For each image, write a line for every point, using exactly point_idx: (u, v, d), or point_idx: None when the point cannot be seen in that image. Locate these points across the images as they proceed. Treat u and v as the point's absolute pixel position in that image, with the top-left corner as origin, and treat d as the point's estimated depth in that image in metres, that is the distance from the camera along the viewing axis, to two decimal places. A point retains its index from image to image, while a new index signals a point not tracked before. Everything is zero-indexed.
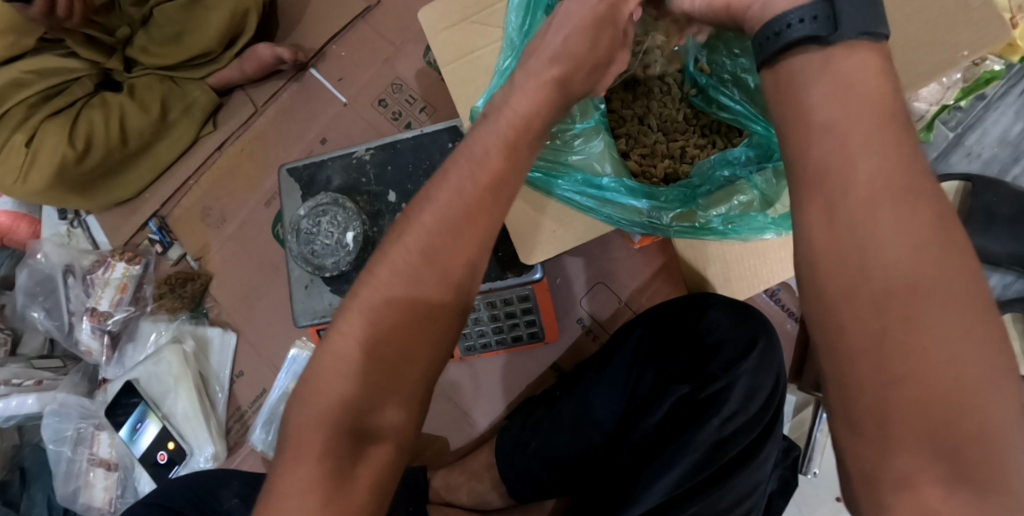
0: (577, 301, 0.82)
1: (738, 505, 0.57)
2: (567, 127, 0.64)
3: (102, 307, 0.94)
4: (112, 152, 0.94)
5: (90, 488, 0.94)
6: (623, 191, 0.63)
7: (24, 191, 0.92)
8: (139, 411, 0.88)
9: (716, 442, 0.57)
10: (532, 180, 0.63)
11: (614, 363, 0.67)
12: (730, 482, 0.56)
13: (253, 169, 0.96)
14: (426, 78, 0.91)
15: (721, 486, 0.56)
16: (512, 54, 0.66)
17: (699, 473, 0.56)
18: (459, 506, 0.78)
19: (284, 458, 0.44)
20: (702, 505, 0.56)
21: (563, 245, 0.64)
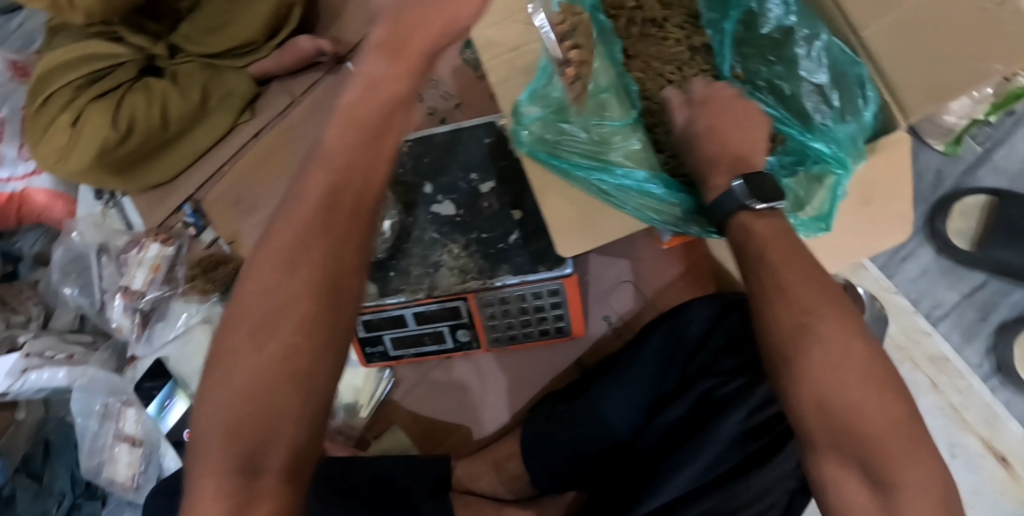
0: (603, 300, 0.83)
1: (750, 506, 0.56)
2: (606, 124, 0.67)
3: (134, 286, 0.97)
4: (151, 136, 0.95)
5: (114, 463, 0.96)
6: (659, 188, 0.65)
7: (66, 170, 0.94)
8: (167, 389, 0.91)
9: (738, 436, 0.57)
10: (570, 171, 0.64)
11: (640, 353, 0.67)
12: (748, 479, 0.56)
13: (285, 159, 0.98)
14: (461, 75, 0.92)
15: (742, 479, 0.57)
16: (554, 53, 0.68)
17: (722, 464, 0.58)
18: (480, 495, 0.79)
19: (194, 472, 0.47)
20: (722, 496, 0.57)
21: (597, 241, 0.66)
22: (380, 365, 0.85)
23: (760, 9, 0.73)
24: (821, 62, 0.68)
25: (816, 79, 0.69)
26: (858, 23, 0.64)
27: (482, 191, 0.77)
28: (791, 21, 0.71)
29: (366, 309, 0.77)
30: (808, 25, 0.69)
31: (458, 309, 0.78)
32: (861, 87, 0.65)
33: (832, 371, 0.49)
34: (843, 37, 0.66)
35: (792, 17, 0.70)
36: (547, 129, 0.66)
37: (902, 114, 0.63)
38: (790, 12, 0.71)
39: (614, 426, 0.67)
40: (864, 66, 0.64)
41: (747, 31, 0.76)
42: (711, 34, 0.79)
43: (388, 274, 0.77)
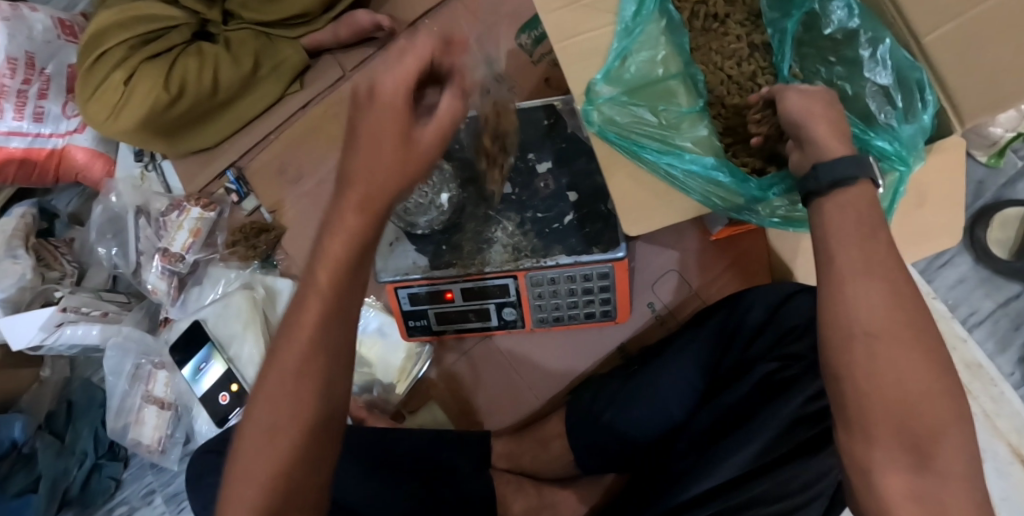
0: (648, 287, 0.84)
1: (801, 492, 0.56)
2: (673, 109, 0.69)
3: (174, 248, 0.96)
4: (201, 101, 0.95)
5: (141, 425, 0.96)
6: (727, 175, 0.66)
7: (113, 128, 0.94)
8: (204, 351, 0.90)
9: (794, 421, 0.58)
10: (639, 153, 0.66)
11: (696, 335, 0.70)
12: (802, 464, 0.56)
13: (334, 130, 0.97)
14: (515, 60, 0.93)
15: (792, 465, 0.57)
16: (625, 38, 0.69)
17: (775, 449, 0.58)
18: (521, 473, 0.80)
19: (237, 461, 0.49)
20: (772, 482, 0.57)
21: (660, 223, 0.67)
22: (420, 339, 0.85)
23: (821, 11, 0.75)
24: (885, 62, 0.69)
25: (878, 79, 0.70)
26: (918, 28, 0.65)
27: (539, 171, 0.79)
28: (854, 23, 0.72)
29: (415, 281, 0.78)
30: (871, 29, 0.71)
31: (507, 287, 0.79)
32: (921, 92, 0.67)
33: (905, 369, 0.48)
34: (903, 41, 0.67)
35: (855, 20, 0.72)
36: (616, 111, 0.68)
37: (957, 119, 0.65)
38: (853, 15, 0.72)
39: (663, 409, 0.69)
40: (923, 71, 0.66)
41: (807, 32, 0.78)
42: (772, 32, 0.79)
43: (441, 247, 0.78)
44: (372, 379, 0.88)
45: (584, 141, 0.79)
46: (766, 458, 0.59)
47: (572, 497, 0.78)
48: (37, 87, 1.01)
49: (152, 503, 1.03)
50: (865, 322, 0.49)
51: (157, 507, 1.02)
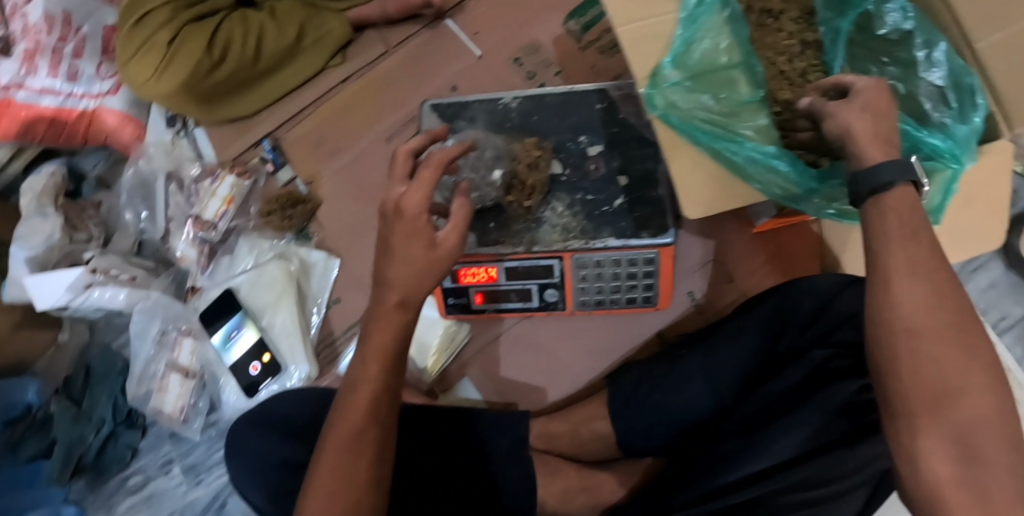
0: (689, 275, 0.84)
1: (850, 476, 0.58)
2: (734, 97, 0.69)
3: (206, 216, 0.95)
4: (243, 67, 0.95)
5: (164, 393, 0.94)
6: (786, 164, 0.66)
7: (153, 90, 0.93)
8: (236, 319, 0.90)
9: (854, 405, 0.59)
10: (701, 138, 0.67)
11: (748, 320, 0.70)
12: (852, 450, 0.58)
13: (375, 105, 0.96)
14: (563, 45, 0.93)
15: (841, 450, 0.59)
16: (689, 26, 0.69)
17: (829, 432, 0.60)
18: (559, 455, 0.80)
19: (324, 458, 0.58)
20: (822, 465, 0.59)
21: (716, 208, 0.68)
22: (457, 318, 0.85)
23: (877, 11, 0.73)
24: (941, 64, 0.68)
25: (934, 79, 0.69)
26: (972, 35, 0.66)
27: (590, 153, 0.79)
28: (909, 25, 0.71)
29: (461, 257, 0.77)
30: (925, 32, 0.70)
31: (552, 268, 0.79)
32: (972, 96, 0.66)
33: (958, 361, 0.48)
34: (955, 49, 0.68)
35: (909, 22, 0.71)
36: (680, 95, 0.68)
37: (1006, 125, 0.65)
38: (908, 17, 0.71)
39: (712, 393, 0.71)
40: (976, 76, 0.66)
41: (861, 32, 0.75)
42: (824, 31, 0.77)
43: (488, 224, 0.78)
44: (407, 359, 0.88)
45: (636, 127, 0.79)
46: (816, 443, 0.61)
47: (612, 480, 0.78)
48: (73, 46, 0.98)
49: (169, 473, 1.01)
50: (911, 319, 0.49)
51: (174, 478, 1.01)
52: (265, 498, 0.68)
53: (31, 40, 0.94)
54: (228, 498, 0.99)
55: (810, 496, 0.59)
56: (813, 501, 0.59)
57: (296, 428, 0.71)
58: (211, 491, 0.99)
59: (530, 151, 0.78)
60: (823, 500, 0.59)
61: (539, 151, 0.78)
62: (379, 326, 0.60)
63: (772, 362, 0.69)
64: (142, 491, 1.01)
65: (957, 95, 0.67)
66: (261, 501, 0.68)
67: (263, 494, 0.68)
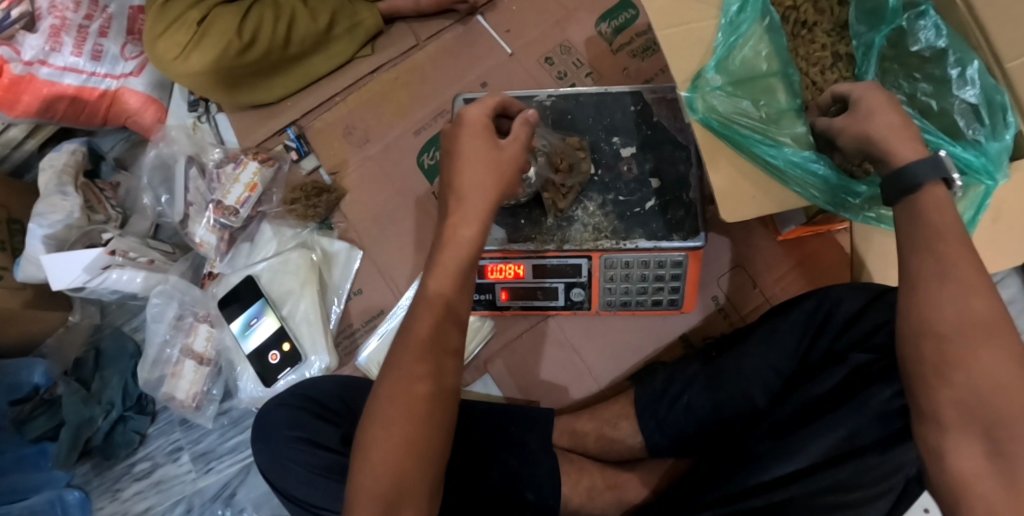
0: (714, 279, 0.85)
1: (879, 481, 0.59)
2: (773, 105, 0.70)
3: (228, 201, 0.94)
4: (272, 52, 0.95)
5: (177, 379, 0.93)
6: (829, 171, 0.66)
7: (180, 69, 0.93)
8: (256, 306, 0.90)
9: (891, 411, 0.60)
10: (740, 143, 0.67)
11: (788, 321, 0.71)
12: (890, 452, 0.59)
13: (405, 97, 0.96)
14: (595, 46, 0.93)
15: (873, 454, 0.60)
16: (731, 33, 0.69)
17: (861, 437, 0.61)
18: (581, 453, 0.82)
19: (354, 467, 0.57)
20: (856, 468, 0.61)
21: (758, 212, 0.68)
22: (482, 314, 0.85)
23: (910, 29, 0.72)
24: (974, 82, 0.67)
25: (967, 96, 0.68)
26: (1002, 55, 0.65)
27: (623, 155, 0.79)
28: (941, 44, 0.69)
29: (490, 252, 0.78)
30: (958, 50, 0.68)
31: (580, 267, 0.79)
32: (1003, 114, 0.65)
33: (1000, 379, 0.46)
34: (986, 67, 0.67)
35: (943, 40, 0.69)
36: (720, 100, 0.68)
37: None
38: (940, 35, 0.69)
39: (741, 397, 0.72)
40: (1006, 94, 0.65)
41: (894, 47, 0.74)
42: (856, 45, 0.75)
43: (519, 220, 0.78)
44: None
45: (670, 129, 0.80)
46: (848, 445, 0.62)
47: (636, 480, 0.80)
48: (98, 24, 0.98)
49: (178, 460, 1.00)
50: (946, 331, 0.48)
51: (183, 465, 0.99)
52: (291, 480, 0.67)
53: (58, 16, 0.95)
54: (237, 488, 0.97)
55: (843, 499, 0.60)
56: (843, 504, 0.60)
57: (326, 409, 0.72)
58: (221, 479, 0.98)
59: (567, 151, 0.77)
60: (854, 503, 0.60)
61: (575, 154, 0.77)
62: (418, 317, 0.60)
63: (806, 366, 0.70)
64: (149, 477, 1.00)
65: (987, 112, 0.66)
66: (286, 483, 0.68)
67: (288, 473, 0.68)
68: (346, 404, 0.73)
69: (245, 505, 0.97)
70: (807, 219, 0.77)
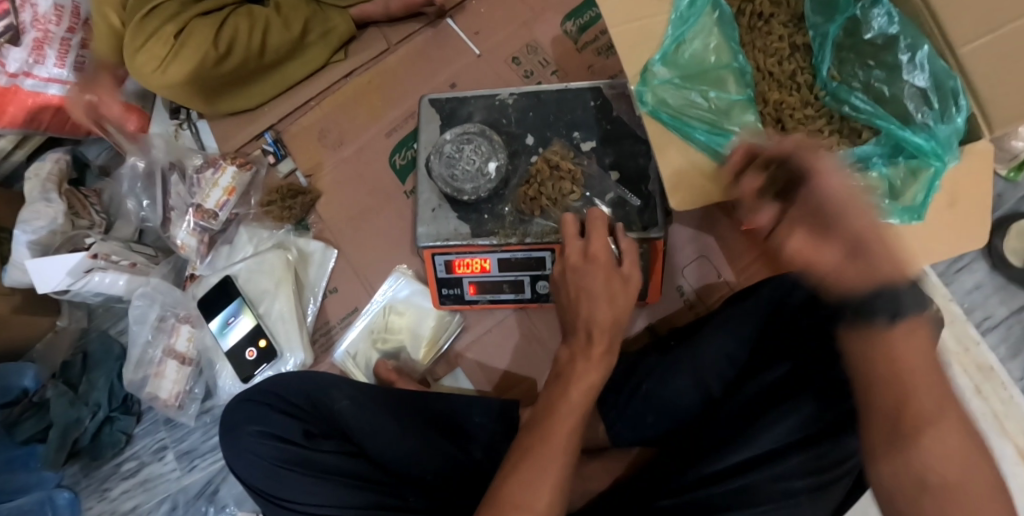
0: (679, 271, 0.87)
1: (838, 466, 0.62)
2: (724, 96, 0.72)
3: (207, 205, 0.97)
4: (248, 61, 0.97)
5: (160, 378, 0.95)
6: None
7: (158, 80, 0.94)
8: (233, 306, 0.92)
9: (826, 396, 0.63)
10: (689, 133, 0.69)
11: (744, 307, 0.71)
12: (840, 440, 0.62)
13: (378, 101, 0.98)
14: (560, 45, 0.95)
15: (826, 442, 0.62)
16: (680, 26, 0.70)
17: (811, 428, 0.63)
18: None
19: None
20: (809, 454, 0.63)
21: (707, 200, 0.69)
22: (451, 308, 0.87)
23: (863, 18, 0.73)
24: (923, 67, 0.68)
25: (916, 81, 0.69)
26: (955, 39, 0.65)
27: (583, 149, 0.81)
28: (893, 31, 0.71)
29: (454, 248, 0.79)
30: (910, 38, 0.69)
31: (544, 259, 0.80)
32: (954, 99, 0.66)
33: None
34: (939, 52, 0.67)
35: (895, 27, 0.70)
36: (669, 92, 0.70)
37: (986, 126, 0.65)
38: (892, 23, 0.71)
39: (701, 384, 0.72)
40: (958, 79, 0.65)
41: (850, 37, 0.76)
42: (813, 36, 0.78)
43: (483, 215, 0.80)
44: (402, 346, 0.90)
45: (629, 124, 0.82)
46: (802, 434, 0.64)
47: (602, 469, 0.81)
48: (80, 37, 1.01)
49: (163, 459, 1.02)
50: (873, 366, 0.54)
51: (168, 463, 1.02)
52: (256, 473, 0.70)
53: (40, 29, 0.97)
54: (220, 485, 1.00)
55: (790, 485, 0.63)
56: (790, 491, 0.62)
57: (291, 405, 0.75)
58: (205, 476, 1.00)
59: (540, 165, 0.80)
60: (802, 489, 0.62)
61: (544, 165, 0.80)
62: None
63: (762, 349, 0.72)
64: (136, 476, 1.02)
65: (937, 97, 0.68)
66: (251, 476, 0.70)
67: (255, 468, 0.71)
68: (310, 399, 0.76)
69: (228, 502, 0.99)
70: None
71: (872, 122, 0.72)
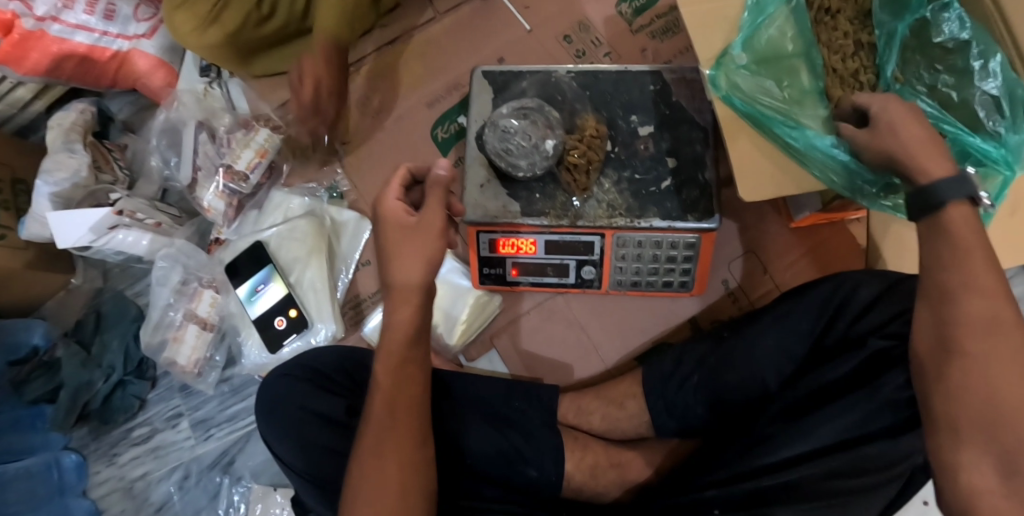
0: (723, 263, 0.85)
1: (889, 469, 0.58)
2: (797, 87, 0.69)
3: (238, 166, 0.93)
4: (289, 23, 0.93)
5: (179, 344, 0.92)
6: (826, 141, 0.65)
7: (196, 42, 0.90)
8: (263, 273, 0.89)
9: (892, 403, 0.60)
10: (765, 124, 0.67)
11: (804, 302, 0.69)
12: (894, 441, 0.59)
13: (420, 70, 0.95)
14: (614, 26, 0.93)
15: (879, 443, 0.59)
16: (757, 14, 0.69)
17: (861, 429, 0.61)
18: (587, 432, 0.81)
19: (366, 469, 0.57)
20: (853, 456, 0.60)
21: (774, 191, 0.67)
22: (490, 288, 0.85)
23: (934, 20, 0.68)
24: (996, 75, 0.64)
25: (988, 88, 0.65)
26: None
27: (640, 133, 0.78)
28: (966, 36, 0.66)
29: (503, 226, 0.76)
30: (982, 46, 0.65)
31: (592, 245, 0.78)
32: None
33: None
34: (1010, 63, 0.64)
35: (967, 32, 0.66)
36: (745, 79, 0.68)
37: None
38: (965, 28, 0.66)
39: (755, 377, 0.70)
40: None
41: (917, 38, 0.70)
42: (879, 35, 0.71)
43: (533, 194, 0.77)
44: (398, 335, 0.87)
45: (688, 110, 0.79)
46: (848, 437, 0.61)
47: (639, 460, 0.79)
48: None
49: (177, 427, 0.99)
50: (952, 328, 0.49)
51: (182, 431, 0.99)
52: (290, 445, 0.67)
53: None
54: (236, 456, 0.97)
55: (846, 484, 0.59)
56: (850, 488, 0.59)
57: (327, 379, 0.72)
58: (219, 447, 0.98)
59: (588, 129, 0.77)
60: (858, 490, 0.59)
61: (597, 130, 0.77)
62: (421, 294, 0.60)
63: (821, 350, 0.69)
64: (147, 442, 0.99)
65: (1005, 103, 0.64)
66: (285, 449, 0.67)
67: (288, 442, 0.67)
68: (347, 369, 0.73)
69: (244, 473, 0.96)
70: (823, 205, 0.77)
71: (934, 126, 0.65)
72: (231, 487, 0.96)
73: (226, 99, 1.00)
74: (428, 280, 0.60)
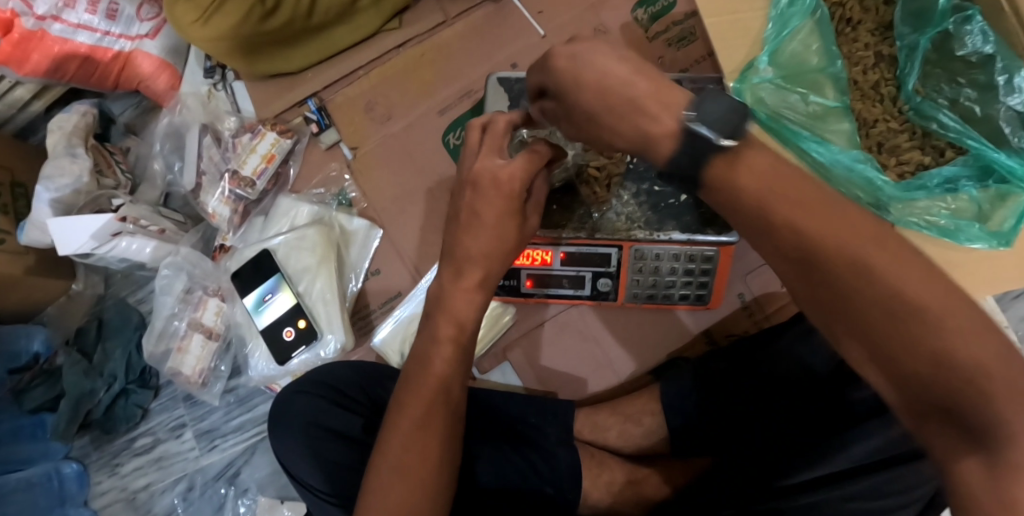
0: (741, 277, 0.84)
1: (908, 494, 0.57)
2: (822, 102, 0.69)
3: (245, 172, 0.91)
4: (294, 21, 0.89)
5: (184, 354, 0.90)
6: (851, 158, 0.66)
7: (198, 33, 0.85)
8: (271, 282, 0.87)
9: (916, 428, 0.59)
10: (790, 138, 0.66)
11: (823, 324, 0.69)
12: (917, 464, 0.58)
13: (431, 75, 0.93)
14: (630, 34, 0.91)
15: (902, 466, 0.58)
16: (781, 27, 0.69)
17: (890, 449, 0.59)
18: (603, 447, 0.80)
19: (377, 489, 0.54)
20: (881, 478, 0.58)
21: None
22: (504, 300, 0.83)
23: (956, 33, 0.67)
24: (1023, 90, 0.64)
25: (1013, 103, 0.64)
26: None
27: None
28: (989, 50, 0.65)
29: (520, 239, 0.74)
30: (1005, 60, 0.64)
31: (609, 257, 0.77)
32: None
33: None
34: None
35: (990, 46, 0.65)
36: (770, 93, 0.68)
37: None
38: (988, 41, 0.65)
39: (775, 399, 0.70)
40: None
41: (938, 51, 0.70)
42: (899, 47, 0.72)
43: (551, 206, 0.75)
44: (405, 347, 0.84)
45: None
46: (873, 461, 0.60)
47: (657, 477, 0.77)
48: None
49: (180, 437, 0.97)
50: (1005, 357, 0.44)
51: (185, 442, 0.97)
52: (304, 463, 0.65)
53: None
54: (241, 468, 0.95)
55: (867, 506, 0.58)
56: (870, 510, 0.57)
57: (341, 394, 0.71)
58: (225, 458, 0.96)
59: None
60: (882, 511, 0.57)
61: None
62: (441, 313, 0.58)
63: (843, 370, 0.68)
64: (149, 453, 0.97)
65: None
66: (294, 465, 0.66)
67: (303, 459, 0.65)
68: (362, 385, 0.72)
69: (249, 485, 0.95)
70: None
71: (958, 141, 0.67)
72: (236, 499, 0.95)
73: (230, 100, 0.98)
74: (448, 297, 0.58)
